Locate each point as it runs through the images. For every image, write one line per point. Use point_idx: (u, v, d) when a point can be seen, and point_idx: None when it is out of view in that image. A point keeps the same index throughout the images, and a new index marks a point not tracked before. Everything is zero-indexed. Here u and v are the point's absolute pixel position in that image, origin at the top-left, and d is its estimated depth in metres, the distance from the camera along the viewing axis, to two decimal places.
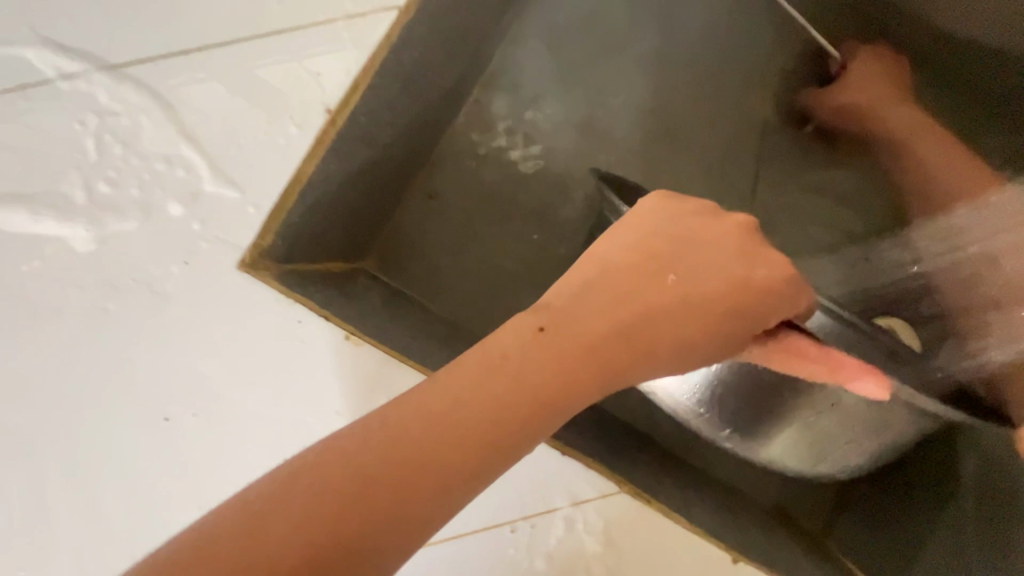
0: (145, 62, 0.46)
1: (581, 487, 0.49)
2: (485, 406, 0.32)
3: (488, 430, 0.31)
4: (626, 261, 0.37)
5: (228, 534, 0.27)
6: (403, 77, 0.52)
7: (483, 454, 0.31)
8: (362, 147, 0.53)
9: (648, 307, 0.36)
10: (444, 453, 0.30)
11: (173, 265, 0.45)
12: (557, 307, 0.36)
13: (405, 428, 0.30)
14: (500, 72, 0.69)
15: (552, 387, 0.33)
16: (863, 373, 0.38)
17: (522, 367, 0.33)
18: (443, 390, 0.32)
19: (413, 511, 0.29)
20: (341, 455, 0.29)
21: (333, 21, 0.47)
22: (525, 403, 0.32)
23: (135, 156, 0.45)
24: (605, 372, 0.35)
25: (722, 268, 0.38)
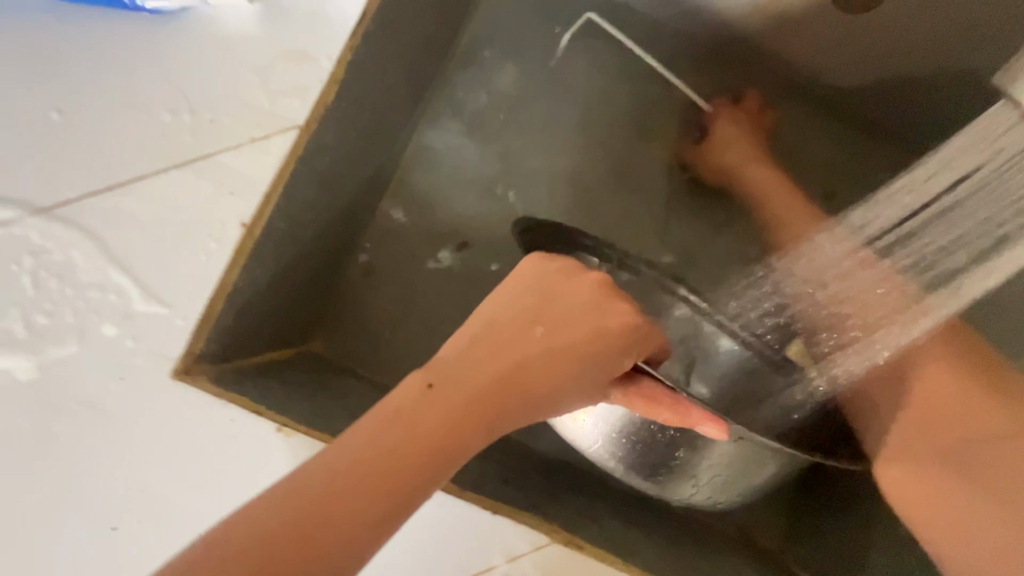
0: (73, 201, 0.51)
1: (515, 542, 0.52)
2: (385, 456, 0.36)
3: (390, 479, 0.36)
4: (501, 318, 0.43)
5: None
6: (316, 178, 0.58)
7: (386, 498, 0.36)
8: (286, 247, 0.57)
9: (523, 355, 0.42)
10: (349, 504, 0.35)
11: (112, 382, 0.49)
12: (444, 365, 0.41)
13: (316, 486, 0.35)
14: (420, 152, 0.75)
15: (446, 435, 0.38)
16: (707, 419, 0.43)
17: (413, 421, 0.38)
18: (345, 447, 0.37)
19: (326, 557, 0.33)
20: (261, 519, 0.34)
21: (239, 145, 0.52)
22: (421, 451, 0.37)
23: (69, 287, 0.50)
24: (493, 414, 0.40)
25: (585, 318, 0.43)
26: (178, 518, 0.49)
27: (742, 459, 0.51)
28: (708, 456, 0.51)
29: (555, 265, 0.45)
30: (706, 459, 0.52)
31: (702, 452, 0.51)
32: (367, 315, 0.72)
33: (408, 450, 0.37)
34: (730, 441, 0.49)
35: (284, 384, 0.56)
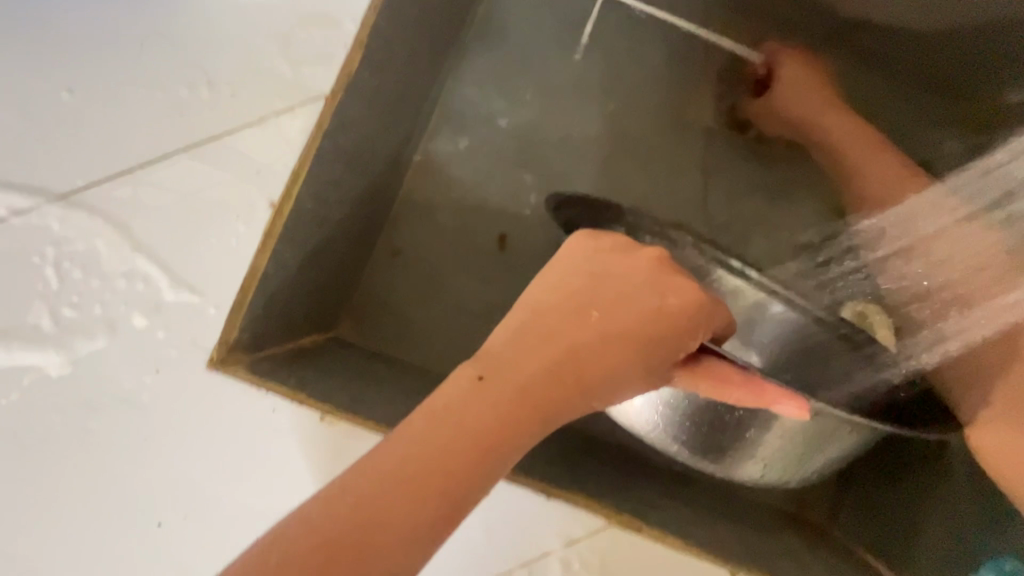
0: (92, 187, 0.48)
1: (571, 526, 0.50)
2: (434, 456, 0.34)
3: (436, 486, 0.33)
4: (550, 302, 0.39)
5: None
6: (343, 155, 0.54)
7: (439, 501, 0.33)
8: (314, 229, 0.54)
9: (576, 343, 0.38)
10: (400, 507, 0.32)
11: (145, 375, 0.47)
12: (493, 355, 0.37)
13: (359, 493, 0.33)
14: (445, 123, 0.71)
15: (496, 437, 0.35)
16: (786, 397, 0.36)
17: (460, 418, 0.35)
18: (388, 449, 0.34)
19: (379, 564, 0.31)
20: (304, 528, 0.32)
21: (264, 120, 0.49)
22: (475, 449, 0.34)
23: (94, 277, 0.47)
24: (546, 408, 0.37)
25: (637, 300, 0.38)
26: (225, 514, 0.47)
27: (812, 434, 0.48)
28: (774, 432, 0.48)
29: (603, 241, 0.41)
30: (772, 435, 0.49)
31: (767, 428, 0.48)
32: (395, 296, 0.68)
33: (459, 449, 0.34)
34: (787, 421, 0.47)
35: (321, 373, 0.53)
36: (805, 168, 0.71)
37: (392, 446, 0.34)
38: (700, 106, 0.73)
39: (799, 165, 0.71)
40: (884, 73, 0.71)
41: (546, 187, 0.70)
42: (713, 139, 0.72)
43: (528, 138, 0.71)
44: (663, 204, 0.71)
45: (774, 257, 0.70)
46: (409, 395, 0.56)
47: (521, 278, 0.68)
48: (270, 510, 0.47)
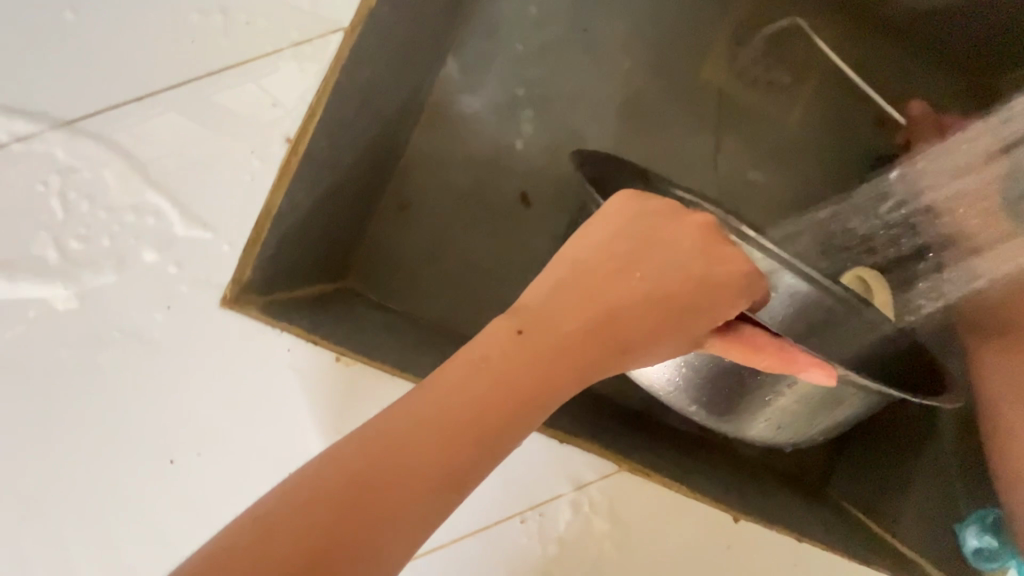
0: (99, 115, 0.46)
1: (582, 470, 0.51)
2: (470, 407, 0.34)
3: (471, 434, 0.33)
4: (590, 259, 0.39)
5: (236, 546, 0.28)
6: (358, 95, 0.53)
7: (474, 451, 0.33)
8: (328, 171, 0.53)
9: (618, 304, 0.38)
10: (435, 452, 0.32)
11: (156, 311, 0.46)
12: (533, 310, 0.37)
13: (396, 434, 0.32)
14: (457, 73, 0.70)
15: (529, 387, 0.35)
16: (813, 364, 0.40)
17: (498, 371, 0.35)
18: (424, 395, 0.34)
19: (413, 505, 0.31)
20: (335, 463, 0.31)
21: (281, 51, 0.48)
22: (510, 404, 0.35)
23: (102, 209, 0.46)
24: (581, 367, 0.37)
25: (686, 266, 0.39)
26: (239, 453, 0.47)
27: (827, 398, 0.49)
28: (790, 396, 0.49)
29: (647, 201, 0.41)
30: (788, 399, 0.50)
31: (785, 393, 0.49)
32: (403, 249, 0.66)
33: (495, 402, 0.34)
34: (801, 386, 0.48)
35: (333, 319, 0.52)
36: (811, 129, 0.73)
37: (430, 393, 0.34)
38: (714, 68, 0.73)
39: (808, 127, 0.73)
40: (897, 38, 0.74)
41: (558, 142, 0.69)
42: (732, 111, 0.72)
43: (541, 92, 0.70)
44: (677, 162, 0.71)
45: (781, 222, 0.71)
46: (421, 345, 0.56)
47: (532, 236, 0.68)
48: (285, 451, 0.47)
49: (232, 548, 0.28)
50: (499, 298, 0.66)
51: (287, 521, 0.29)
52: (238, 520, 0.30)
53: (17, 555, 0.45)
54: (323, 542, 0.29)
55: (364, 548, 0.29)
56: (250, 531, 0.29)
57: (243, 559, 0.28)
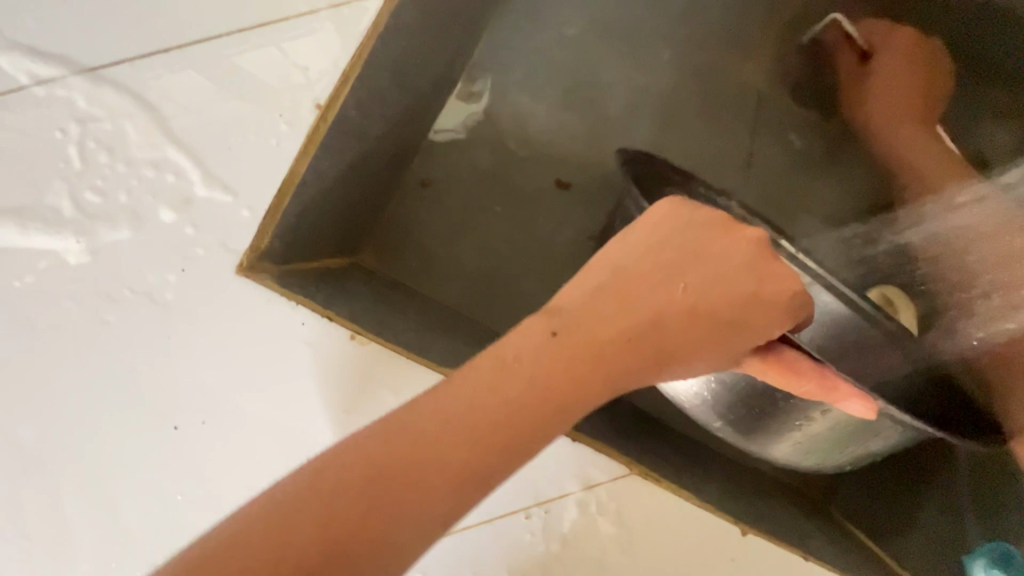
0: (123, 64, 0.44)
1: (591, 470, 0.50)
2: (497, 408, 0.32)
3: (498, 434, 0.32)
4: (635, 262, 0.37)
5: (251, 533, 0.27)
6: (392, 66, 0.50)
7: (496, 454, 0.32)
8: (355, 142, 0.50)
9: (658, 313, 0.37)
10: (458, 449, 0.31)
11: (170, 273, 0.44)
12: (569, 312, 0.36)
13: (421, 434, 0.31)
14: (491, 51, 0.67)
15: (556, 387, 0.34)
16: (855, 397, 0.39)
17: (524, 372, 0.34)
18: (450, 393, 0.32)
19: (431, 501, 0.30)
20: (357, 452, 0.30)
21: (316, 12, 0.46)
22: (538, 408, 0.33)
23: (120, 162, 0.44)
24: (614, 376, 0.36)
25: (733, 280, 0.37)
26: (246, 427, 0.46)
27: (860, 426, 0.47)
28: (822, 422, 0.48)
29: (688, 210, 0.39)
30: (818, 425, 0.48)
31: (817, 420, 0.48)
32: (422, 229, 0.64)
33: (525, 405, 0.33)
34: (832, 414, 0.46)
35: (347, 293, 0.50)
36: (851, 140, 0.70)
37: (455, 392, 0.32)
38: (754, 68, 0.70)
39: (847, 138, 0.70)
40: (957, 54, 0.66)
41: (590, 131, 0.67)
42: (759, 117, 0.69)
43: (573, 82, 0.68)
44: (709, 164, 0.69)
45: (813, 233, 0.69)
46: (436, 329, 0.54)
47: (560, 229, 0.66)
48: (292, 429, 0.46)
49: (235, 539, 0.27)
50: (517, 289, 0.64)
51: (300, 519, 0.28)
52: (244, 510, 0.28)
53: (12, 509, 0.44)
54: (336, 538, 0.28)
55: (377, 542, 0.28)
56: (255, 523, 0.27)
57: (249, 549, 0.27)
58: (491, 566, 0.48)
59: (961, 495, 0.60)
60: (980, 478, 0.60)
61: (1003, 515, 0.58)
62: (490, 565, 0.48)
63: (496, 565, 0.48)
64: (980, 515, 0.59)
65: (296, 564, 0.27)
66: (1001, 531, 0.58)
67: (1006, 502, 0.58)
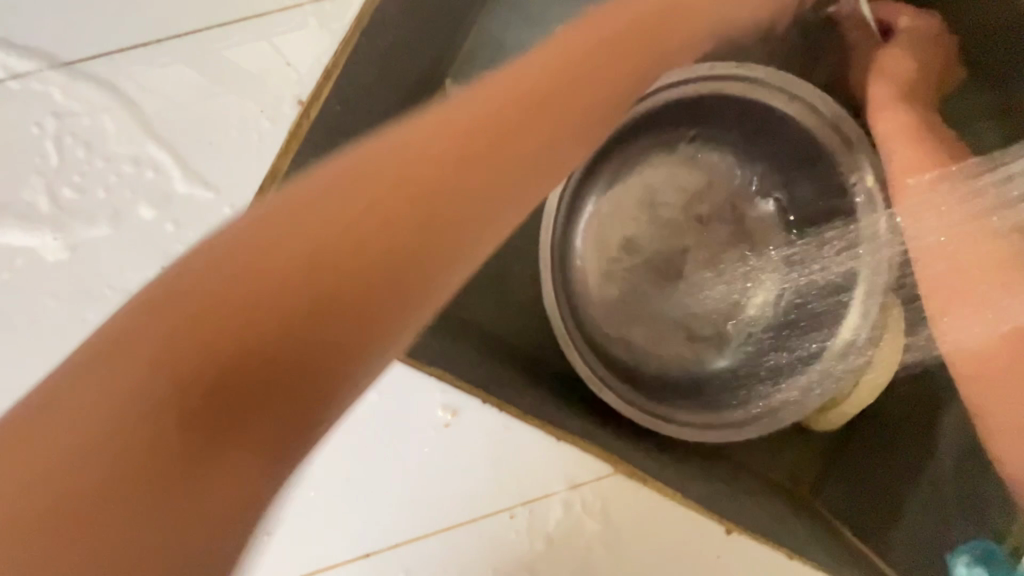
0: (100, 58, 0.43)
1: (576, 469, 0.49)
2: (329, 239, 0.27)
3: (325, 270, 0.27)
4: (475, 110, 0.32)
5: (79, 402, 0.24)
6: (377, 60, 0.50)
7: (321, 301, 0.27)
8: (341, 139, 0.50)
9: (514, 147, 0.32)
10: (283, 291, 0.26)
11: (150, 271, 0.44)
12: (399, 142, 0.30)
13: (242, 282, 0.26)
14: (479, 43, 0.65)
15: (385, 256, 0.28)
16: None
17: (372, 231, 0.29)
18: (278, 226, 0.28)
19: (264, 356, 0.26)
20: (169, 301, 0.26)
21: (299, 5, 0.44)
22: (359, 238, 0.28)
23: (98, 158, 0.43)
24: (472, 196, 0.30)
25: (588, 95, 0.36)
26: None
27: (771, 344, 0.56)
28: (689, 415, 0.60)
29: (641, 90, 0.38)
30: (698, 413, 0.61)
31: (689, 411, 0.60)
32: None
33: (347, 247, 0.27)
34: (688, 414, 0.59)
35: None
36: None
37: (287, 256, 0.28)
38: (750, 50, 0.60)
39: None
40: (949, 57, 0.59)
41: None
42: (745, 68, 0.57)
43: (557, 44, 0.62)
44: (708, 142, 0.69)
45: None
46: None
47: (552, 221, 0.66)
48: None
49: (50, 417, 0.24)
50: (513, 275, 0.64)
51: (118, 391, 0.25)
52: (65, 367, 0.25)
53: None
54: (159, 429, 0.25)
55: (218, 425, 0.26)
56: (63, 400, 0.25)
57: (75, 431, 0.24)
58: (476, 564, 0.48)
59: (947, 491, 0.58)
60: (966, 472, 0.57)
61: (993, 511, 0.55)
62: (475, 563, 0.48)
63: (481, 562, 0.48)
64: (967, 510, 0.57)
65: (119, 429, 0.24)
66: (992, 529, 0.55)
67: (992, 497, 0.55)
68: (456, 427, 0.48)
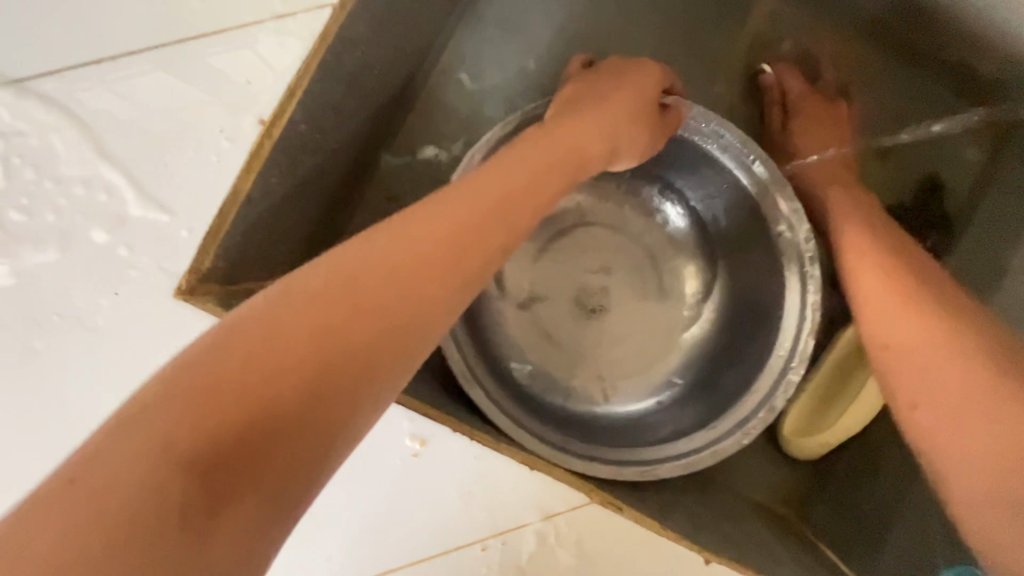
0: (52, 74, 0.42)
1: (550, 500, 0.48)
2: (344, 303, 0.32)
3: (387, 349, 0.33)
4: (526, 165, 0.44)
5: (95, 505, 0.24)
6: (345, 78, 0.49)
7: (380, 371, 0.32)
8: (309, 157, 0.50)
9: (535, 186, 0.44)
10: (265, 377, 0.29)
11: (102, 298, 0.42)
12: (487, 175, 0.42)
13: (208, 386, 0.28)
14: (456, 62, 0.68)
15: (401, 332, 0.33)
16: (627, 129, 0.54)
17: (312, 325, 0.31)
18: (213, 369, 0.28)
19: (282, 459, 0.28)
20: (157, 406, 0.27)
21: (261, 23, 0.43)
22: (403, 316, 0.34)
23: (49, 180, 0.41)
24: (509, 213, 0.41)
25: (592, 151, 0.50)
26: None
27: (743, 273, 0.68)
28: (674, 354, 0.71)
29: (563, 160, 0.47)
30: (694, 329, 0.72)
31: (671, 354, 0.71)
32: None
33: (375, 317, 0.32)
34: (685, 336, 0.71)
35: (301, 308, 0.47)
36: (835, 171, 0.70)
37: (214, 360, 0.29)
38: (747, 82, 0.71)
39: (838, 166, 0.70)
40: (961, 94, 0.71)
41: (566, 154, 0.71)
42: (699, 115, 0.61)
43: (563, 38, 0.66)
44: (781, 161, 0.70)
45: None
46: None
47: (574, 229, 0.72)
48: None
49: (34, 516, 0.24)
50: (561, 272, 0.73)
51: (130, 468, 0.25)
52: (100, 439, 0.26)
53: None
54: (122, 519, 0.24)
55: (221, 504, 0.27)
56: (87, 486, 0.25)
57: (106, 507, 0.24)
58: None
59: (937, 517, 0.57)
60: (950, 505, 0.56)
61: None
62: None
63: None
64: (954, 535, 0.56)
65: (129, 522, 0.25)
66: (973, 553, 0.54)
67: None
68: (425, 457, 0.46)
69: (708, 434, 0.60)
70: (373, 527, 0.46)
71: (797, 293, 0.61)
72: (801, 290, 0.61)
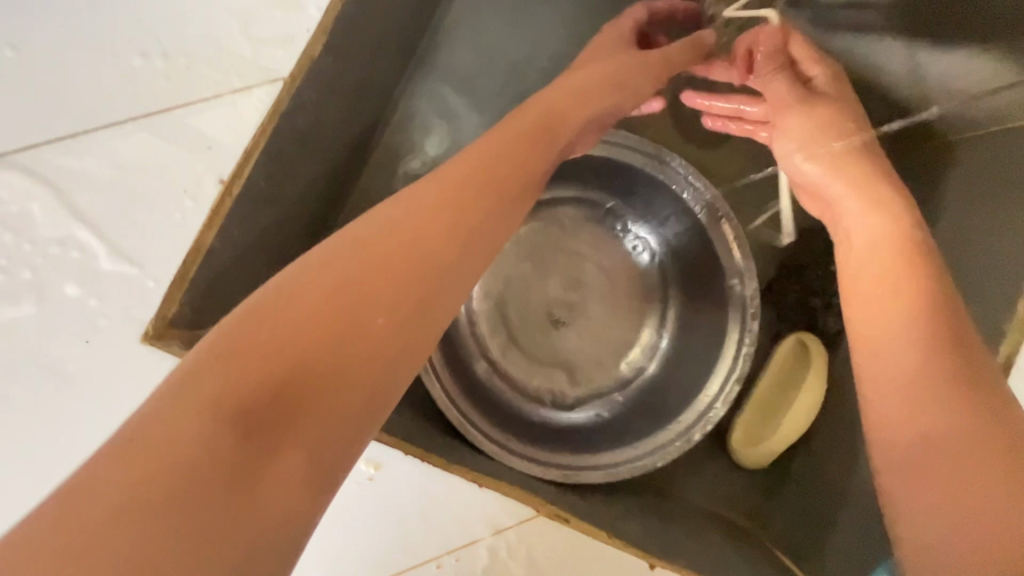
0: (30, 149, 0.47)
1: (500, 515, 0.51)
2: (345, 299, 0.29)
3: (392, 347, 0.30)
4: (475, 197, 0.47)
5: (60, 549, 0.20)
6: (299, 139, 0.55)
7: (390, 369, 0.29)
8: (268, 209, 0.55)
9: None
10: (264, 386, 0.26)
11: (74, 346, 0.46)
12: None
13: (198, 400, 0.24)
14: (408, 119, 0.75)
15: (406, 327, 0.30)
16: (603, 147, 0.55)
17: (309, 322, 0.28)
18: (197, 383, 0.25)
19: (284, 479, 0.25)
20: (144, 427, 0.24)
21: (220, 96, 0.49)
22: (406, 306, 0.31)
23: (26, 242, 0.46)
24: None
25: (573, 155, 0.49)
26: None
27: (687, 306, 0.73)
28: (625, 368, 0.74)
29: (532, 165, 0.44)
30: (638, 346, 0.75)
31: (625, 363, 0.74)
32: None
33: (372, 310, 0.29)
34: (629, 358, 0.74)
35: None
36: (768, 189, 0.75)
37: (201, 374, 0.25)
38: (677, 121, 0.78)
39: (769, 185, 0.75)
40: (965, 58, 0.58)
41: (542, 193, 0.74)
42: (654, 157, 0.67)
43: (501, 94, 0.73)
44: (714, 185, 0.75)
45: None
46: None
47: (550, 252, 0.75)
48: None
49: None
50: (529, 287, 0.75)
51: (160, 458, 0.22)
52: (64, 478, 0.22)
53: None
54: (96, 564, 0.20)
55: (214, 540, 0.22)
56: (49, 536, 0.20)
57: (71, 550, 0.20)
58: None
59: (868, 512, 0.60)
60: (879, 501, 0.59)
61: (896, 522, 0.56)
62: None
63: None
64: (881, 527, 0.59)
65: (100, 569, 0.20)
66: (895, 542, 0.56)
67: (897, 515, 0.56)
68: (381, 480, 0.49)
69: (644, 459, 0.63)
70: (334, 550, 0.49)
71: (735, 340, 0.65)
72: (741, 336, 0.65)
